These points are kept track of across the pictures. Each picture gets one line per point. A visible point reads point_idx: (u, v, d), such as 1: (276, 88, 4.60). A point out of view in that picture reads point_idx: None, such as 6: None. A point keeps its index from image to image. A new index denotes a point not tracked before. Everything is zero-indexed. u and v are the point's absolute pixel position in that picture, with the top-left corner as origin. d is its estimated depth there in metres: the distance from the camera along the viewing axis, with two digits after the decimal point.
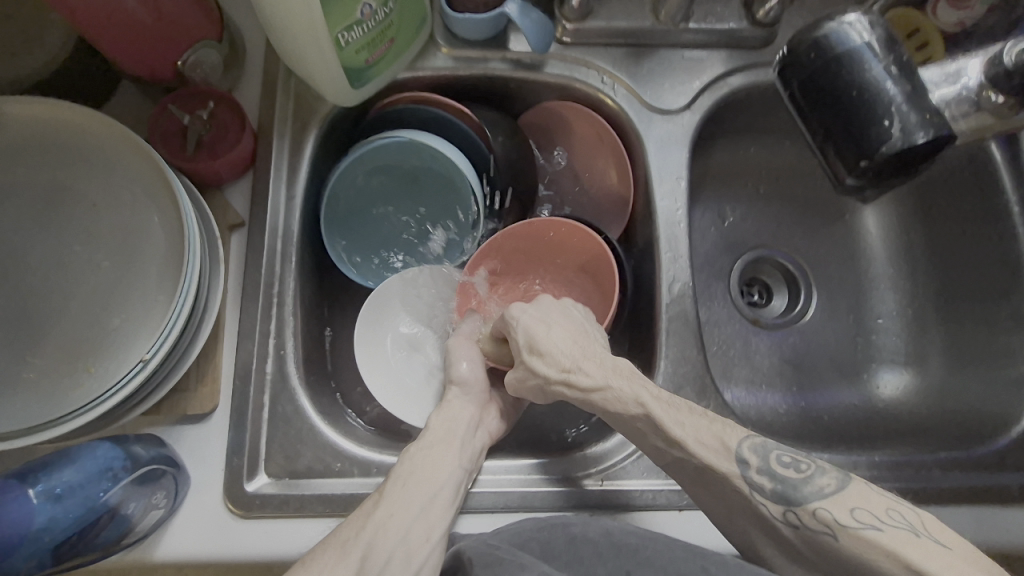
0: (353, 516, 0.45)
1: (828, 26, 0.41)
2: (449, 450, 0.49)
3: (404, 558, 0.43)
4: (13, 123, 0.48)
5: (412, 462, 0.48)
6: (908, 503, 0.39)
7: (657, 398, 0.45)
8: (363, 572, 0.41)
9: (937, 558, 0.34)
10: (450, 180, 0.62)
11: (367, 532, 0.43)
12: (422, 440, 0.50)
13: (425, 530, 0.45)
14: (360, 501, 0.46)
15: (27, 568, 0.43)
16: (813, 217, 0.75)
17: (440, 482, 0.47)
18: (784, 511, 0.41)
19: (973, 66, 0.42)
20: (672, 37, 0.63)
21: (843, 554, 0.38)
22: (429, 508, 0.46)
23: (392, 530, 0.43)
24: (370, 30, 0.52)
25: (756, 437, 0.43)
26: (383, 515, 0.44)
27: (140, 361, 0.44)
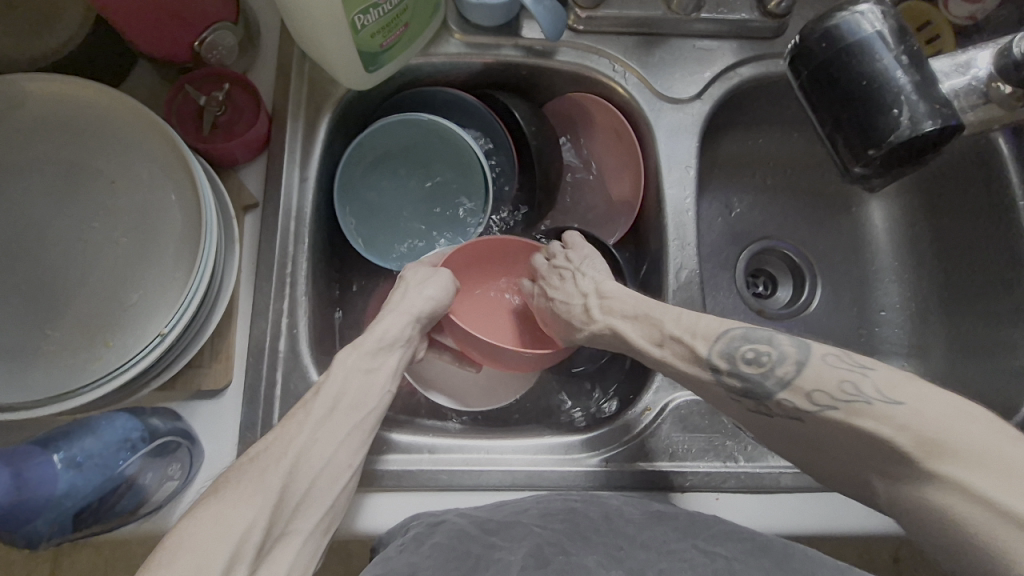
0: (277, 432, 0.44)
1: (840, 16, 0.42)
2: (380, 374, 0.50)
3: (329, 480, 0.44)
4: (34, 99, 0.49)
5: (343, 380, 0.48)
6: (867, 365, 0.40)
7: (631, 316, 0.51)
8: (286, 499, 0.41)
9: (887, 420, 0.36)
10: (462, 160, 0.65)
11: (290, 455, 0.43)
12: (353, 359, 0.49)
13: (348, 456, 0.46)
14: (284, 413, 0.46)
15: (50, 531, 0.44)
16: (819, 210, 0.75)
17: (367, 403, 0.48)
18: (756, 403, 0.44)
19: (983, 57, 0.42)
20: (684, 26, 0.64)
21: (811, 431, 0.42)
22: (353, 434, 0.47)
23: (316, 454, 0.44)
24: (387, 14, 0.53)
25: (720, 338, 0.46)
26: (308, 438, 0.44)
27: (159, 335, 0.46)
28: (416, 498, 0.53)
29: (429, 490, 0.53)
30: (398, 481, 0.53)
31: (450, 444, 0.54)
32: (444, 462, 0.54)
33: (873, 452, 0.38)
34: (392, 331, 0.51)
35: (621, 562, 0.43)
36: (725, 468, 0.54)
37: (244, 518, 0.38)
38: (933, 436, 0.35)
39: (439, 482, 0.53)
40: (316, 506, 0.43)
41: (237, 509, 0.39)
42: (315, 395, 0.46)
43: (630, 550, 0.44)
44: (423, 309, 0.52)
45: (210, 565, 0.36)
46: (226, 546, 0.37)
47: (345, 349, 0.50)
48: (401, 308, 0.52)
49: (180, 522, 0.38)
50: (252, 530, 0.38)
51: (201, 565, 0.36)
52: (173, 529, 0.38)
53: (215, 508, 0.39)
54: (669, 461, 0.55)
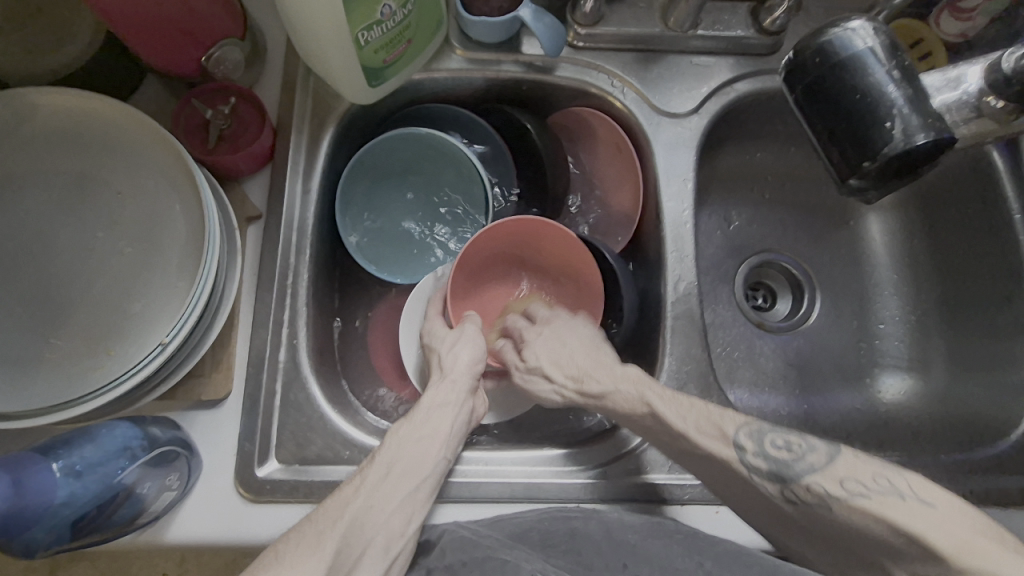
0: (336, 498, 0.45)
1: (833, 32, 0.43)
2: (435, 444, 0.50)
3: (382, 547, 0.45)
4: (45, 112, 0.50)
5: (398, 450, 0.48)
6: (898, 466, 0.41)
7: (662, 397, 0.50)
8: (340, 565, 0.42)
9: (920, 516, 0.37)
10: (463, 171, 0.65)
11: (345, 521, 0.44)
12: (408, 426, 0.50)
13: (402, 525, 0.46)
14: (341, 481, 0.47)
15: (48, 539, 0.43)
16: (817, 223, 0.76)
17: (423, 469, 0.48)
18: (781, 489, 0.45)
19: (974, 72, 0.42)
20: (681, 43, 0.65)
21: (838, 523, 0.41)
22: (407, 502, 0.47)
23: (371, 521, 0.45)
24: (389, 30, 0.54)
25: (753, 425, 0.47)
26: (363, 506, 0.45)
27: (161, 344, 0.46)
28: None
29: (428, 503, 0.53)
30: None
31: None
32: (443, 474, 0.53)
33: (902, 551, 0.37)
34: (442, 395, 0.52)
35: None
36: None
37: None
38: (970, 539, 0.35)
39: (438, 494, 0.53)
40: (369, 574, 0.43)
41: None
42: (371, 464, 0.47)
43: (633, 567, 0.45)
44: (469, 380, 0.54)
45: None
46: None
47: (400, 422, 0.51)
48: (455, 376, 0.53)
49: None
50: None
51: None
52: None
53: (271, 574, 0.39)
54: (668, 473, 0.55)
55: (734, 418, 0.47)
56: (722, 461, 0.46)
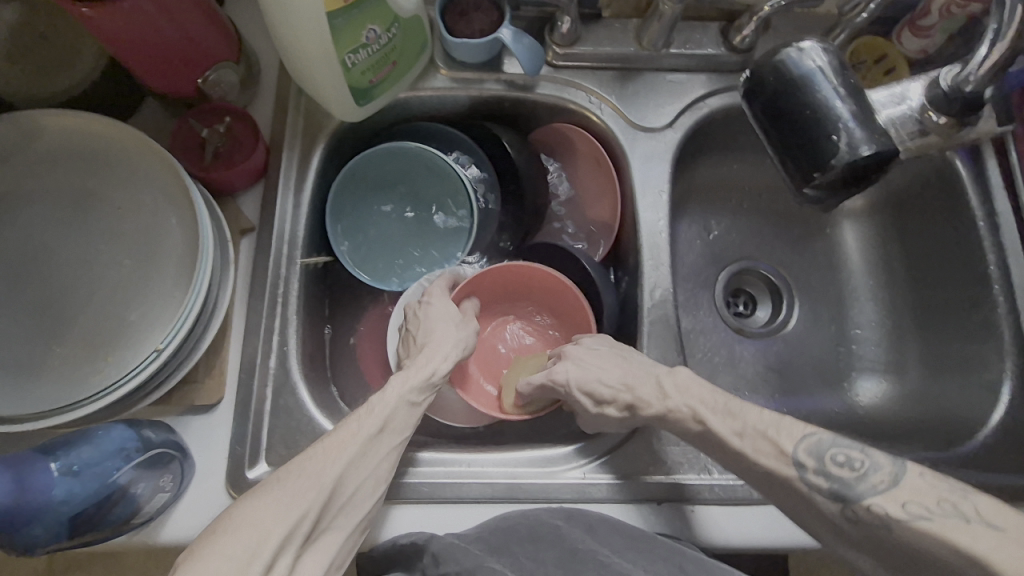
0: (333, 441, 0.45)
1: (786, 52, 0.46)
2: (422, 407, 0.51)
3: (369, 489, 0.46)
4: (49, 132, 0.53)
5: (393, 407, 0.48)
6: (965, 488, 0.44)
7: (712, 409, 0.51)
8: (332, 502, 0.43)
9: (985, 538, 0.40)
10: (447, 183, 0.68)
11: (342, 464, 0.44)
12: (405, 377, 0.50)
13: (387, 469, 0.47)
14: (336, 424, 0.47)
15: (46, 536, 0.45)
16: (794, 231, 0.79)
17: (408, 425, 0.49)
18: (842, 508, 0.46)
19: (916, 89, 0.46)
20: (656, 62, 0.68)
21: (898, 542, 0.43)
22: (392, 451, 0.48)
23: (362, 466, 0.46)
24: (375, 53, 0.57)
25: (811, 439, 0.48)
26: (358, 452, 0.45)
27: (156, 351, 0.48)
28: (402, 510, 0.54)
29: (414, 502, 0.54)
30: (385, 493, 0.54)
31: (434, 458, 0.56)
32: (428, 475, 0.55)
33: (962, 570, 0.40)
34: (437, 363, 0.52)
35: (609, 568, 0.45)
36: (702, 480, 0.56)
37: (292, 519, 0.40)
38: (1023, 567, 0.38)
39: (424, 494, 0.54)
40: (355, 511, 0.45)
41: (292, 508, 0.41)
42: (367, 415, 0.47)
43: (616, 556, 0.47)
44: (454, 355, 0.54)
45: (263, 549, 0.38)
46: (281, 532, 0.40)
47: (395, 377, 0.50)
48: (444, 351, 0.54)
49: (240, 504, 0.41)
50: (303, 522, 0.41)
51: (254, 552, 0.38)
52: (227, 517, 0.40)
53: (272, 502, 0.41)
54: (645, 474, 0.56)
55: (792, 434, 0.48)
56: (783, 479, 0.47)
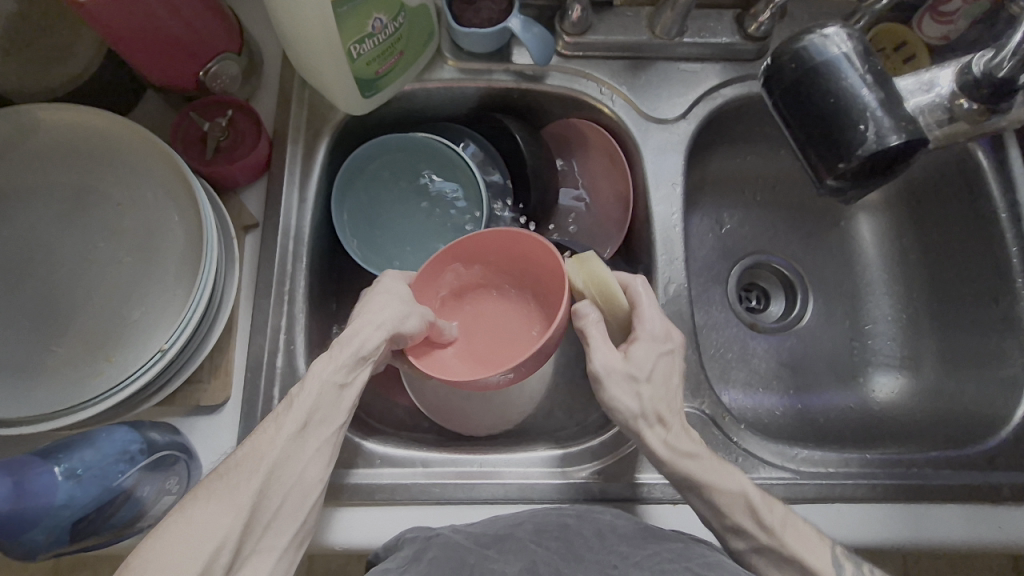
0: (251, 445, 0.42)
1: (808, 38, 0.44)
2: (353, 389, 0.46)
3: (297, 499, 0.43)
4: (45, 127, 0.51)
5: (317, 395, 0.44)
6: None
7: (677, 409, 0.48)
8: (256, 520, 0.41)
9: None
10: (454, 173, 0.67)
11: (262, 473, 0.41)
12: (327, 362, 0.45)
13: (318, 472, 0.44)
14: (258, 422, 0.44)
15: (46, 542, 0.44)
16: (809, 225, 0.77)
17: (339, 417, 0.45)
18: None
19: (946, 75, 0.44)
20: (668, 50, 0.66)
21: None
22: (323, 448, 0.44)
23: (284, 476, 0.42)
24: (382, 43, 0.55)
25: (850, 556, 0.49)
26: (279, 457, 0.42)
27: (159, 351, 0.47)
28: (411, 511, 0.53)
29: (423, 503, 0.53)
30: (393, 494, 0.53)
31: (445, 457, 0.55)
32: (437, 475, 0.54)
33: None
34: (368, 345, 0.46)
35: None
36: None
37: (209, 547, 0.38)
38: None
39: (433, 495, 0.53)
40: (288, 526, 0.42)
41: (206, 534, 0.38)
42: (288, 408, 0.44)
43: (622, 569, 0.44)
44: (390, 324, 0.47)
45: None
46: (196, 567, 0.37)
47: (320, 356, 0.46)
48: (379, 322, 0.47)
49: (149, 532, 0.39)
50: (221, 553, 0.38)
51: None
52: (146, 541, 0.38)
53: (183, 527, 0.38)
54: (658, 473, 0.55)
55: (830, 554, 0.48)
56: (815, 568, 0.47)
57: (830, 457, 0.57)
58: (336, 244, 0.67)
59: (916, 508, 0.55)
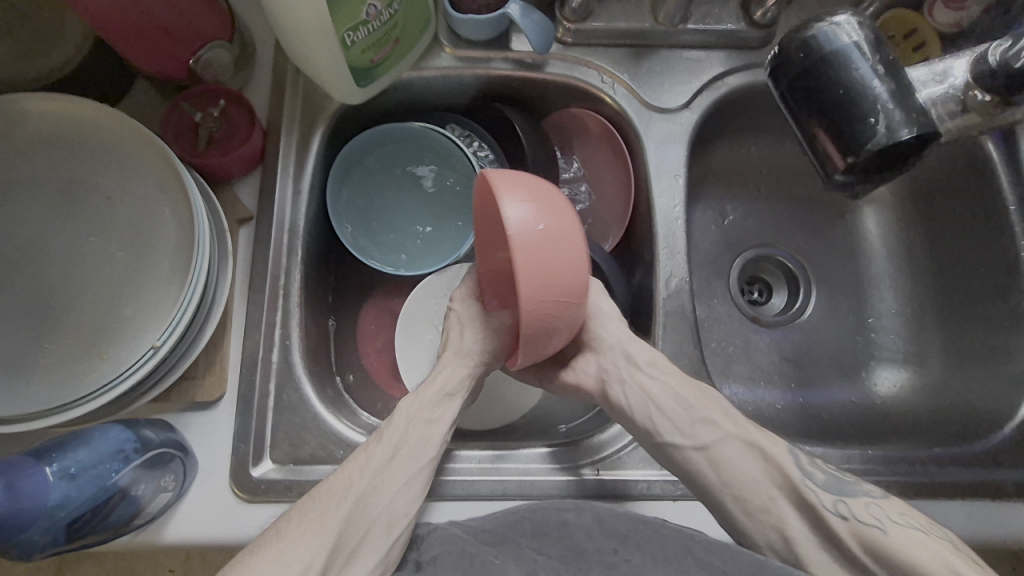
0: (342, 473, 0.47)
1: (818, 27, 0.42)
2: (441, 424, 0.51)
3: (381, 531, 0.46)
4: (33, 119, 0.50)
5: (405, 429, 0.50)
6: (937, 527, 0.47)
7: None
8: (341, 549, 0.44)
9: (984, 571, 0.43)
10: (452, 165, 0.66)
11: (351, 500, 0.45)
12: (418, 402, 0.51)
13: (403, 506, 0.47)
14: (349, 454, 0.49)
15: (43, 542, 0.45)
16: (813, 218, 0.75)
17: (425, 452, 0.49)
18: (836, 501, 0.48)
19: (960, 65, 0.43)
20: (672, 38, 0.65)
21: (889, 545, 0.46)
22: (411, 482, 0.48)
23: (372, 506, 0.46)
24: (376, 30, 0.54)
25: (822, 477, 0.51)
26: (368, 486, 0.46)
27: (152, 348, 0.46)
28: None
29: (423, 501, 0.53)
30: None
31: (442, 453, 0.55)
32: (435, 472, 0.54)
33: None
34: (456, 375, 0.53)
35: (614, 569, 0.42)
36: None
37: (300, 566, 0.42)
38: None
39: (431, 492, 0.53)
40: (368, 557, 0.45)
41: (296, 557, 0.42)
42: (378, 443, 0.49)
43: (624, 553, 0.43)
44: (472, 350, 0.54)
45: None
46: None
47: (410, 396, 0.52)
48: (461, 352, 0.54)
49: (245, 555, 0.42)
50: None
51: None
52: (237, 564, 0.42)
53: (277, 548, 0.42)
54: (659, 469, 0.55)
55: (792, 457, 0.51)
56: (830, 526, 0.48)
57: (833, 453, 0.56)
58: (333, 237, 0.66)
59: (919, 506, 0.55)
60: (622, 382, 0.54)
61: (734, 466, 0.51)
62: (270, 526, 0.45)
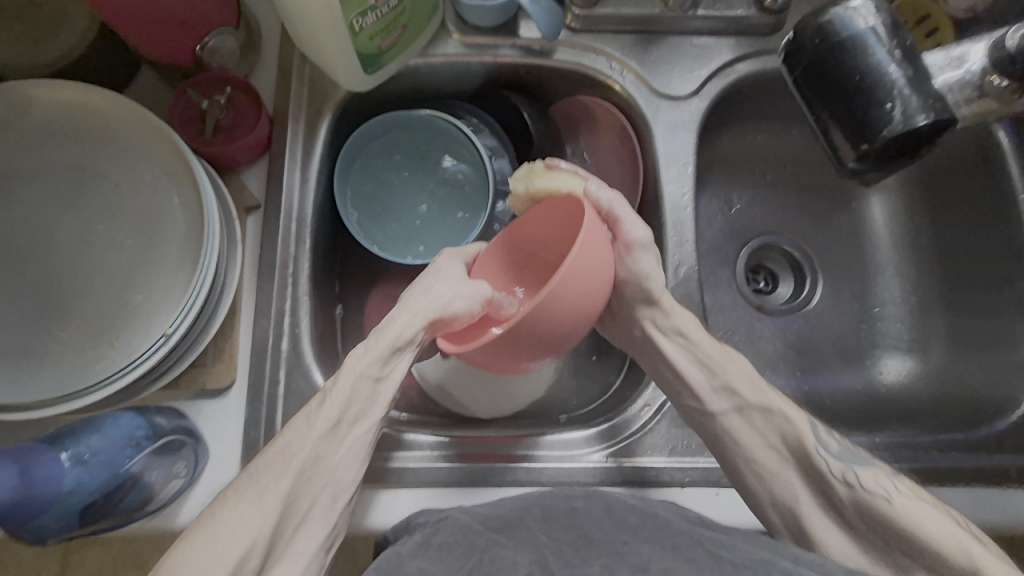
0: (285, 439, 0.43)
1: (834, 12, 0.42)
2: (390, 382, 0.46)
3: (327, 501, 0.44)
4: (38, 106, 0.50)
5: (350, 390, 0.44)
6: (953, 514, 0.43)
7: None
8: (285, 523, 0.41)
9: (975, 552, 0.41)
10: (458, 153, 0.66)
11: (293, 470, 0.42)
12: (362, 357, 0.45)
13: (350, 472, 0.45)
14: (293, 414, 0.44)
15: (57, 526, 0.47)
16: (820, 205, 0.75)
17: (374, 413, 0.46)
18: (843, 470, 0.45)
19: (978, 50, 0.42)
20: (682, 24, 0.64)
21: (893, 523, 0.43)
22: (356, 446, 0.45)
23: (314, 476, 0.43)
24: (384, 16, 0.53)
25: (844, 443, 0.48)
26: (309, 456, 0.43)
27: (163, 335, 0.46)
28: (421, 493, 0.53)
29: (431, 486, 0.53)
30: (399, 477, 0.53)
31: (446, 441, 0.55)
32: (443, 459, 0.54)
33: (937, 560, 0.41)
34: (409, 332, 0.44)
35: (624, 560, 0.41)
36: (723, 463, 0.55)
37: (238, 546, 0.39)
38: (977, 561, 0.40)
39: (439, 479, 0.54)
40: (312, 534, 0.43)
41: (236, 537, 0.39)
42: (321, 406, 0.44)
43: (634, 544, 0.42)
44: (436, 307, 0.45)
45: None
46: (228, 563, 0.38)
47: (356, 350, 0.45)
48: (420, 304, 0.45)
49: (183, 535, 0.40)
50: (250, 558, 0.39)
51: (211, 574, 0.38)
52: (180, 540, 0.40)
53: (218, 524, 0.40)
54: (665, 455, 0.55)
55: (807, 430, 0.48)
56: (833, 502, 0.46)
57: None
58: (339, 225, 0.66)
59: (923, 492, 0.55)
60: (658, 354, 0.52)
61: (749, 437, 0.48)
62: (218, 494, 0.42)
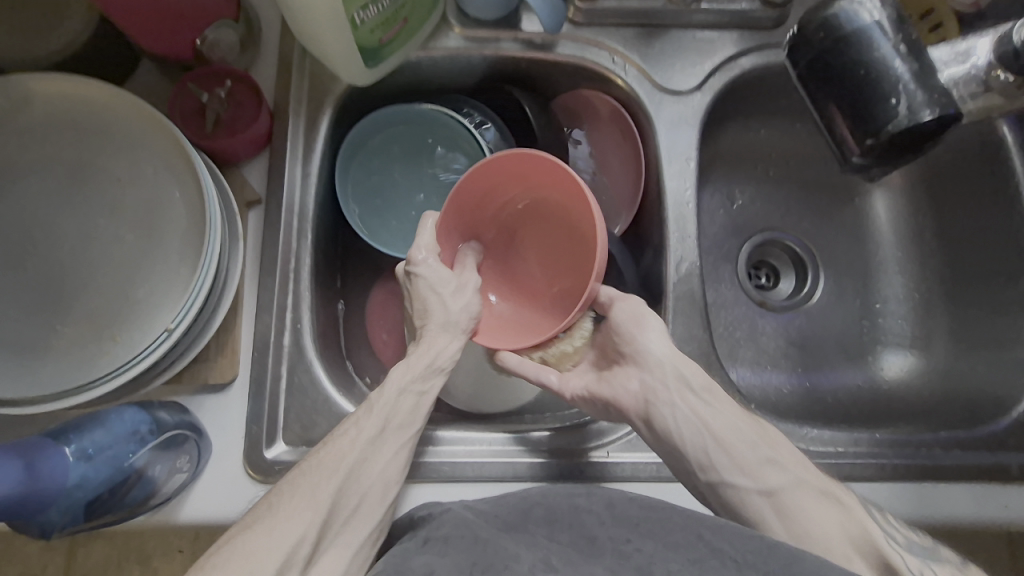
0: (332, 446, 0.45)
1: (839, 5, 0.42)
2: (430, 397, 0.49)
3: (376, 497, 0.45)
4: (39, 101, 0.50)
5: (395, 399, 0.47)
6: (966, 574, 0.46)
7: None
8: (334, 517, 0.42)
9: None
10: (458, 146, 0.65)
11: (343, 470, 0.43)
12: (406, 368, 0.48)
13: (394, 474, 0.46)
14: (340, 421, 0.46)
15: (63, 521, 0.46)
16: (823, 201, 0.75)
17: (416, 423, 0.47)
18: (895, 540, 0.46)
19: (983, 45, 0.42)
20: (684, 17, 0.64)
21: None
22: (399, 453, 0.46)
23: (362, 479, 0.44)
24: (385, 9, 0.53)
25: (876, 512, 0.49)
26: (358, 459, 0.44)
27: (165, 330, 0.46)
28: (423, 489, 0.53)
29: (432, 482, 0.53)
30: None
31: (449, 437, 0.55)
32: (446, 455, 0.54)
33: None
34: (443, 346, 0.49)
35: (627, 562, 0.39)
36: None
37: (292, 536, 0.40)
38: None
39: (442, 474, 0.53)
40: (360, 528, 0.44)
41: (286, 528, 0.40)
42: (368, 414, 0.46)
43: (638, 542, 0.41)
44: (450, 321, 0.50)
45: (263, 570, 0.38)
46: (278, 556, 0.39)
47: (398, 366, 0.48)
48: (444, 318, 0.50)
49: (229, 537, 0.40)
50: (302, 544, 0.40)
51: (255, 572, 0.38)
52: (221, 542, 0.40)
53: (267, 524, 0.40)
54: None
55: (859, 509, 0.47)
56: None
57: (840, 436, 0.57)
58: (341, 220, 0.66)
59: (925, 489, 0.55)
60: (670, 403, 0.51)
61: (807, 514, 0.46)
62: (261, 497, 0.43)
